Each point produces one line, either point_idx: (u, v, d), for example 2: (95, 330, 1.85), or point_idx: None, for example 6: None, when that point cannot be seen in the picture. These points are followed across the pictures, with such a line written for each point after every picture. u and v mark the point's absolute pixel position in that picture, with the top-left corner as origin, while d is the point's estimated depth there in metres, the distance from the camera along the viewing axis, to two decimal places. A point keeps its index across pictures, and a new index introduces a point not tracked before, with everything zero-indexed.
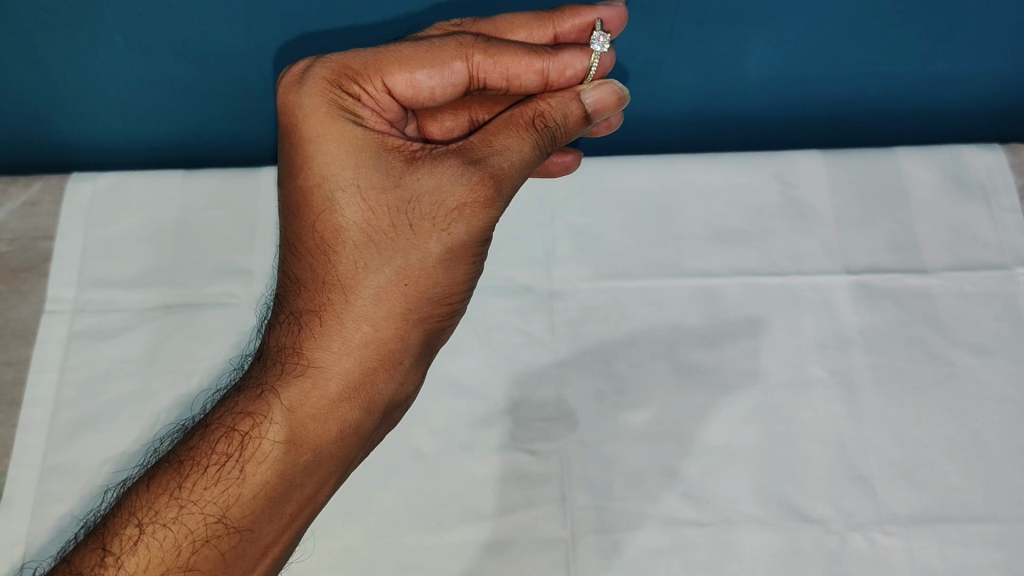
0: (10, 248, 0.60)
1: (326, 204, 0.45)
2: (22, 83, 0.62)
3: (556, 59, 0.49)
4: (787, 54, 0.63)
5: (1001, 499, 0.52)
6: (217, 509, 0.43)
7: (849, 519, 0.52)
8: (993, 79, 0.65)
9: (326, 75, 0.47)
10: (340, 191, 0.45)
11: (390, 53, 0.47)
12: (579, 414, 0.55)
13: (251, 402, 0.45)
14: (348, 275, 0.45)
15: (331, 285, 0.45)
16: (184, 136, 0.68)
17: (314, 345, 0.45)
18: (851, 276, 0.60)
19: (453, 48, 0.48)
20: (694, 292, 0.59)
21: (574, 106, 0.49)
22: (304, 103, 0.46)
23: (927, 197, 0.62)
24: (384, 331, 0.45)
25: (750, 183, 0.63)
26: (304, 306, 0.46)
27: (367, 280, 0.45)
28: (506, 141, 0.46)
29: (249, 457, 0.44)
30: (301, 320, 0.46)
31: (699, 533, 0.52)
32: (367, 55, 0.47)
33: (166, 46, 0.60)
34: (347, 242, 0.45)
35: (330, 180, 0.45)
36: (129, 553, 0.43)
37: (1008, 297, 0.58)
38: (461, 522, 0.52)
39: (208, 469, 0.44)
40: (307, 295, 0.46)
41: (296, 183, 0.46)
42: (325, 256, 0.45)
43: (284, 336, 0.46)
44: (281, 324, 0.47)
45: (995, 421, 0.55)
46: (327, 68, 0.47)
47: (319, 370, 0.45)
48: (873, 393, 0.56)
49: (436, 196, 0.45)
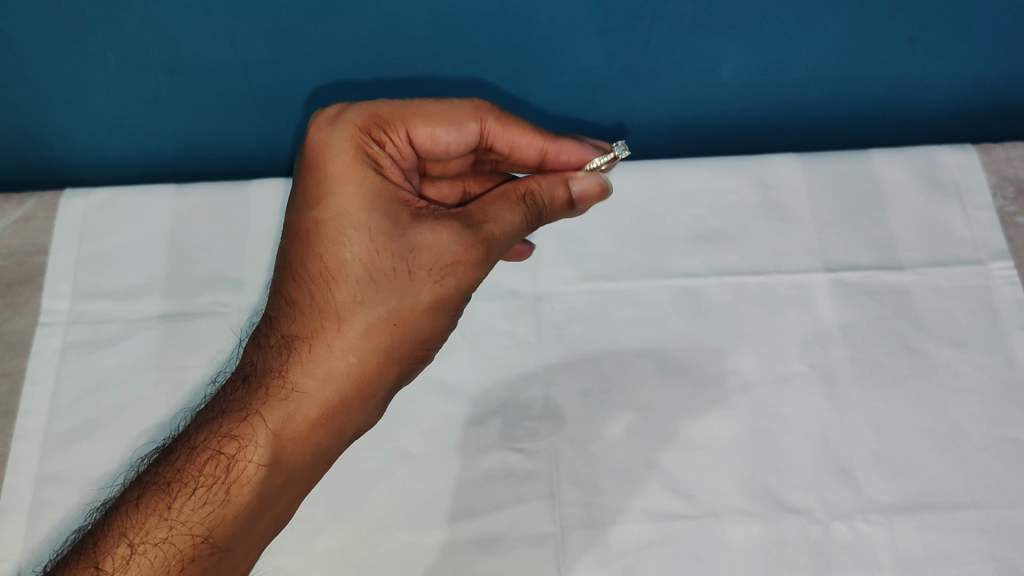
0: (5, 263, 0.62)
1: (327, 240, 0.47)
2: (16, 101, 0.64)
3: (556, 141, 0.53)
4: (760, 61, 0.65)
5: (980, 486, 0.54)
6: (201, 531, 0.45)
7: (832, 509, 0.53)
8: (961, 81, 0.67)
9: (358, 121, 0.48)
10: (344, 230, 0.46)
11: (415, 106, 0.50)
12: (565, 412, 0.56)
13: (236, 425, 0.46)
14: (344, 307, 0.46)
15: (326, 318, 0.46)
16: (177, 150, 0.70)
17: (300, 371, 0.46)
18: (829, 273, 0.61)
19: (470, 109, 0.51)
20: (677, 292, 0.60)
21: (562, 190, 0.51)
22: (333, 144, 0.47)
23: (902, 197, 0.64)
24: (367, 366, 0.46)
25: (729, 185, 0.65)
26: (297, 333, 0.47)
27: (357, 318, 0.46)
28: (499, 209, 0.48)
29: (234, 480, 0.45)
30: (292, 345, 0.47)
31: (686, 525, 0.53)
32: (396, 105, 0.49)
33: (155, 63, 0.62)
34: (349, 276, 0.46)
35: (335, 217, 0.47)
36: (122, 570, 0.44)
37: (983, 290, 0.60)
38: (451, 521, 0.53)
39: (194, 488, 0.46)
40: (301, 323, 0.47)
41: (307, 212, 0.47)
42: (322, 289, 0.47)
43: (276, 361, 0.47)
44: (271, 346, 0.47)
45: (972, 411, 0.56)
46: (359, 113, 0.48)
47: (302, 396, 0.46)
48: (853, 386, 0.57)
49: (436, 250, 0.46)
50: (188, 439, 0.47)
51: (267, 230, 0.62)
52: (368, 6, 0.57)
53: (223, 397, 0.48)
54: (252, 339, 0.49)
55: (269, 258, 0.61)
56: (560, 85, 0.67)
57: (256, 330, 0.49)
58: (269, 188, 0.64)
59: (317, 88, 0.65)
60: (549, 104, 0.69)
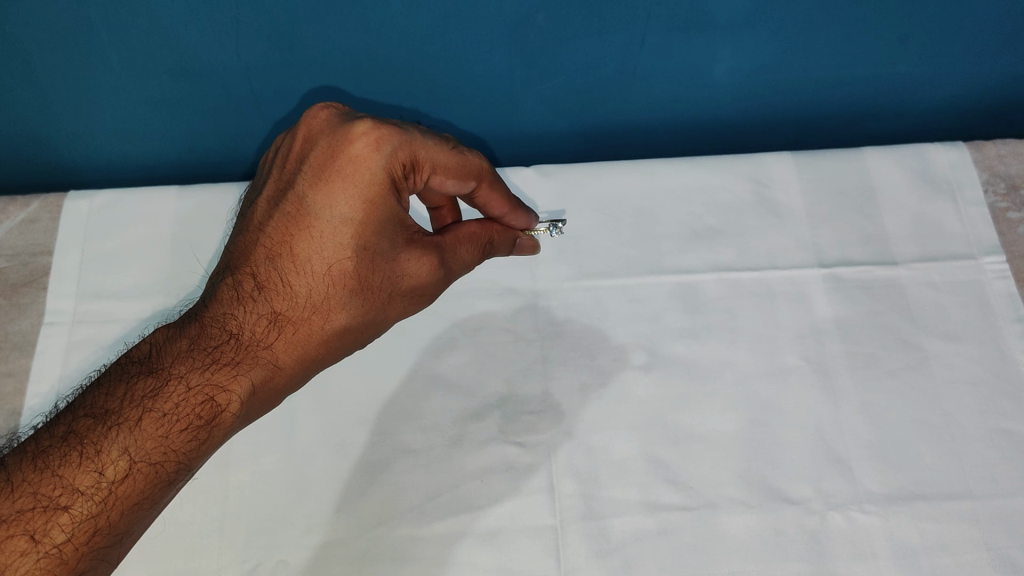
0: (11, 263, 0.62)
1: (335, 240, 0.48)
2: (21, 103, 0.65)
3: (519, 215, 0.56)
4: (753, 60, 0.65)
5: (974, 476, 0.54)
6: (179, 462, 0.45)
7: (827, 500, 0.54)
8: (952, 78, 0.68)
9: (399, 157, 0.48)
10: (351, 242, 0.48)
11: (446, 155, 0.49)
12: (564, 406, 0.57)
13: (221, 375, 0.47)
14: (333, 305, 0.48)
15: (315, 308, 0.48)
16: (179, 152, 0.71)
17: (286, 347, 0.48)
18: (823, 269, 0.62)
19: (482, 172, 0.51)
20: (674, 289, 0.61)
21: (507, 245, 0.57)
22: (373, 169, 0.47)
23: (893, 193, 0.65)
24: (333, 353, 0.50)
25: (724, 183, 0.66)
26: (284, 310, 0.48)
27: (341, 320, 0.49)
28: (463, 246, 0.53)
29: (217, 428, 0.46)
30: (278, 322, 0.48)
31: (683, 517, 0.53)
32: (433, 150, 0.49)
33: (159, 66, 0.63)
34: (344, 281, 0.48)
35: (345, 220, 0.48)
36: (117, 481, 0.44)
37: (975, 284, 0.61)
38: (451, 513, 0.53)
39: (175, 423, 0.45)
40: (289, 300, 0.48)
41: (326, 208, 0.48)
42: (319, 281, 0.48)
43: (262, 330, 0.48)
44: (255, 314, 0.48)
45: (965, 402, 0.57)
46: (401, 149, 0.48)
47: (280, 371, 0.48)
48: (848, 379, 0.58)
49: (412, 281, 0.50)
50: (166, 369, 0.46)
51: None
52: (366, 8, 0.58)
53: (201, 342, 0.47)
54: (233, 292, 0.48)
55: None
56: (553, 88, 0.67)
57: (237, 285, 0.48)
58: None
59: (317, 91, 0.66)
60: (544, 108, 0.70)
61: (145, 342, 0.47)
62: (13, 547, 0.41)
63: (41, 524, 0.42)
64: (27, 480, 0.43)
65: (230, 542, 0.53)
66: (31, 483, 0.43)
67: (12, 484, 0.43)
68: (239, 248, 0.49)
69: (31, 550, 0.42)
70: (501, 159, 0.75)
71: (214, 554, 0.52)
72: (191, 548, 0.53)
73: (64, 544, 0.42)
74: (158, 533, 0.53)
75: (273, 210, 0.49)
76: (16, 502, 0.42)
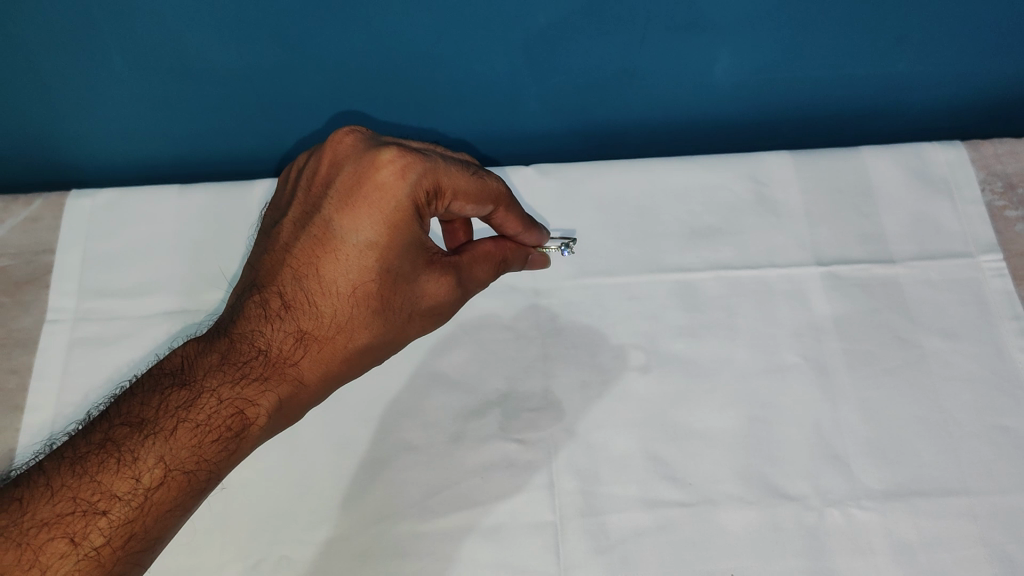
0: (13, 261, 0.63)
1: (359, 263, 0.48)
2: (24, 101, 0.65)
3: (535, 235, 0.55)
4: (753, 59, 0.66)
5: (971, 473, 0.55)
6: (209, 472, 0.45)
7: (826, 496, 0.54)
8: (950, 78, 0.69)
9: (423, 185, 0.47)
10: (374, 265, 0.48)
11: (470, 182, 0.49)
12: (564, 404, 0.57)
13: (250, 390, 0.47)
14: (357, 325, 0.49)
15: (340, 327, 0.48)
16: (181, 151, 0.72)
17: (311, 364, 0.48)
18: (822, 267, 0.62)
19: (502, 197, 0.51)
20: (673, 287, 0.61)
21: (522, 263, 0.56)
22: (398, 197, 0.47)
23: (892, 192, 0.65)
24: (353, 371, 0.50)
25: (723, 182, 0.66)
26: (310, 328, 0.48)
27: (364, 340, 0.49)
28: (481, 265, 0.53)
29: (244, 442, 0.47)
30: (304, 341, 0.48)
31: (683, 513, 0.53)
32: (457, 178, 0.48)
33: (161, 64, 0.63)
34: (367, 302, 0.48)
35: (370, 244, 0.48)
36: (151, 489, 0.44)
37: (972, 282, 0.61)
38: (452, 510, 0.54)
39: (206, 435, 0.45)
40: (315, 318, 0.48)
41: (352, 232, 0.48)
42: (343, 301, 0.48)
43: (288, 348, 0.48)
44: (283, 331, 0.48)
45: (963, 400, 0.57)
46: (426, 178, 0.47)
47: (304, 387, 0.48)
48: (846, 376, 0.58)
49: (432, 302, 0.50)
50: (199, 383, 0.47)
51: None
52: (368, 7, 0.59)
53: (232, 357, 0.47)
54: (260, 310, 0.48)
55: None
56: (554, 87, 0.68)
57: (264, 303, 0.49)
58: (270, 187, 0.65)
59: (319, 90, 0.66)
60: (544, 107, 0.70)
61: (177, 354, 0.48)
62: (53, 549, 0.42)
63: (80, 527, 0.43)
64: (66, 484, 0.44)
65: (233, 538, 0.53)
66: (70, 487, 0.44)
67: (53, 487, 0.44)
68: (265, 266, 0.49)
69: (70, 552, 0.42)
70: (501, 158, 0.76)
71: (218, 550, 0.53)
72: (194, 543, 0.53)
73: (103, 547, 0.43)
74: None
75: (300, 230, 0.49)
76: (55, 505, 0.43)
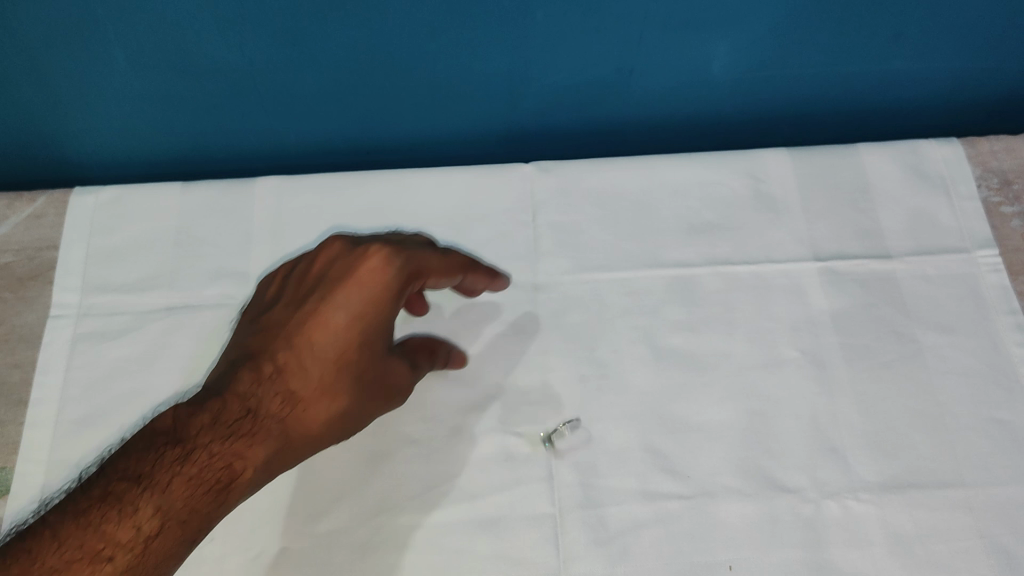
0: (16, 258, 0.63)
1: (345, 338, 0.51)
2: (27, 99, 0.66)
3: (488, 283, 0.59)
4: (750, 57, 0.66)
5: (968, 466, 0.55)
6: (202, 524, 0.46)
7: (823, 488, 0.55)
8: (945, 75, 0.69)
9: (406, 268, 0.52)
10: (358, 339, 0.51)
11: (442, 264, 0.54)
12: (563, 397, 0.57)
13: (243, 450, 0.48)
14: (339, 397, 0.51)
15: (325, 390, 0.51)
16: (183, 147, 0.72)
17: (297, 430, 0.50)
18: (819, 262, 0.63)
19: (463, 271, 0.56)
20: (671, 282, 0.62)
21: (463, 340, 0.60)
22: (387, 279, 0.51)
23: (889, 188, 0.66)
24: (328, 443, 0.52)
25: (721, 178, 0.66)
26: (296, 394, 0.50)
27: (344, 411, 0.51)
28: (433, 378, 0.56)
29: (232, 500, 0.47)
30: (291, 408, 0.50)
31: (682, 505, 0.54)
32: (432, 260, 0.53)
33: (163, 62, 0.63)
34: (348, 375, 0.51)
35: (354, 322, 0.51)
36: (150, 540, 0.44)
37: (968, 277, 0.62)
38: (452, 502, 0.54)
39: (201, 489, 0.46)
40: (302, 384, 0.50)
41: (337, 310, 0.51)
42: (328, 373, 0.51)
43: (275, 407, 0.49)
44: (271, 398, 0.50)
45: (959, 393, 0.58)
46: (409, 262, 0.52)
47: (289, 451, 0.50)
48: (844, 371, 0.59)
49: (403, 378, 0.54)
50: (194, 440, 0.47)
51: (270, 223, 0.64)
52: (370, 6, 0.59)
53: (225, 418, 0.48)
54: (250, 378, 0.50)
55: (274, 249, 0.63)
56: (553, 84, 0.68)
57: (252, 373, 0.50)
58: (271, 184, 0.65)
59: (320, 88, 0.67)
60: (543, 104, 0.70)
61: (169, 413, 0.47)
62: None
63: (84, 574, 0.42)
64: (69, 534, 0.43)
65: (233, 531, 0.53)
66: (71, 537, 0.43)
67: (56, 537, 0.43)
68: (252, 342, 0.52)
69: None
70: (500, 153, 0.77)
71: (219, 542, 0.53)
72: None
73: None
74: None
75: (288, 307, 0.53)
76: (62, 553, 0.42)
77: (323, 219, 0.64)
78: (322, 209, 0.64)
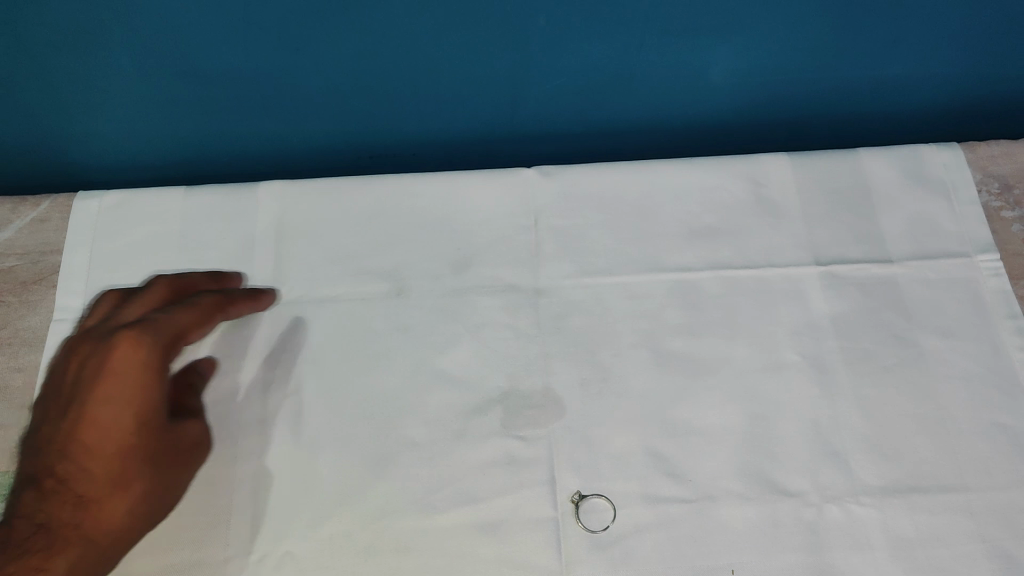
0: (21, 262, 0.64)
1: (111, 427, 0.49)
2: (33, 103, 0.66)
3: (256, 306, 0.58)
4: (751, 62, 0.67)
5: (969, 470, 0.55)
6: None
7: (824, 492, 0.55)
8: (945, 79, 0.70)
9: (157, 341, 0.50)
10: (132, 423, 0.49)
11: (191, 320, 0.52)
12: (565, 401, 0.57)
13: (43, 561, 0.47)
14: (127, 482, 0.50)
15: (113, 485, 0.50)
16: (187, 151, 0.72)
17: (93, 525, 0.49)
18: (820, 266, 0.63)
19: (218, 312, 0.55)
20: (673, 286, 0.62)
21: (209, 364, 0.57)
22: (126, 364, 0.49)
23: (890, 193, 0.66)
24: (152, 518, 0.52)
25: (722, 183, 0.66)
26: (82, 494, 0.49)
27: (139, 492, 0.50)
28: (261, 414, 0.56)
29: None
30: (83, 507, 0.49)
31: (683, 509, 0.54)
32: (166, 328, 0.51)
33: (168, 66, 0.64)
34: (131, 460, 0.50)
35: (117, 412, 0.49)
36: None
37: (969, 281, 0.62)
38: (453, 506, 0.54)
39: None
40: (85, 483, 0.49)
41: (103, 410, 0.49)
42: (110, 464, 0.49)
43: (68, 515, 0.49)
44: (51, 506, 0.49)
45: (960, 397, 0.58)
46: (155, 337, 0.50)
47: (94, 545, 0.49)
48: (845, 375, 0.59)
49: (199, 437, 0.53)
50: None
51: (274, 227, 0.64)
52: (372, 10, 0.60)
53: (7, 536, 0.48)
54: (30, 494, 0.49)
55: (276, 253, 0.63)
56: (554, 89, 0.68)
57: (34, 485, 0.50)
58: (274, 189, 0.65)
59: (322, 93, 0.67)
60: (546, 108, 0.70)
61: None
62: None
63: None
64: None
65: (236, 534, 0.53)
66: None
67: None
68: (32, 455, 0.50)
69: None
70: (502, 157, 0.77)
71: (221, 546, 0.53)
72: (197, 539, 0.54)
73: None
74: (167, 525, 0.54)
75: (53, 422, 0.51)
76: None
77: (326, 223, 0.64)
78: (325, 213, 0.64)
